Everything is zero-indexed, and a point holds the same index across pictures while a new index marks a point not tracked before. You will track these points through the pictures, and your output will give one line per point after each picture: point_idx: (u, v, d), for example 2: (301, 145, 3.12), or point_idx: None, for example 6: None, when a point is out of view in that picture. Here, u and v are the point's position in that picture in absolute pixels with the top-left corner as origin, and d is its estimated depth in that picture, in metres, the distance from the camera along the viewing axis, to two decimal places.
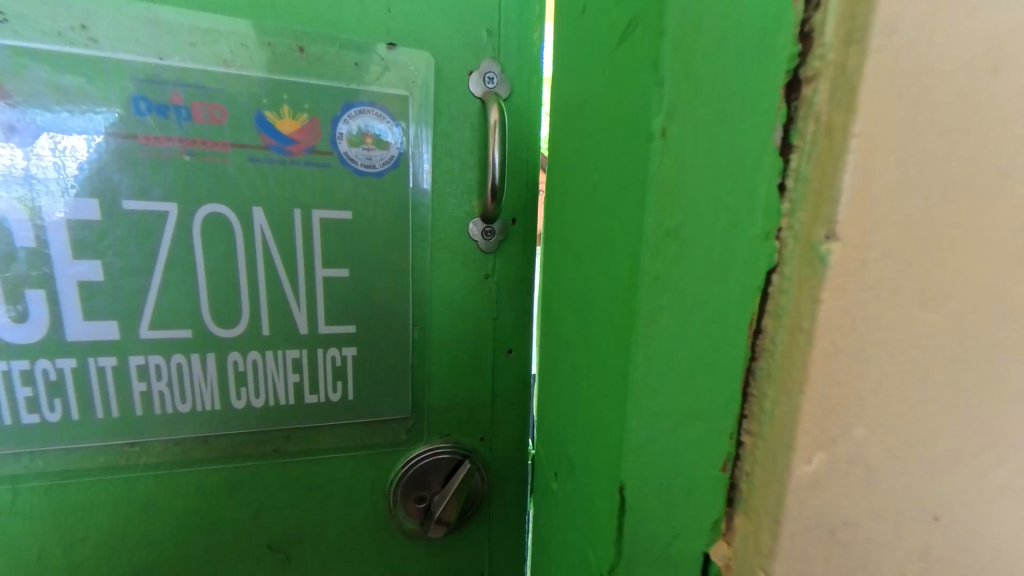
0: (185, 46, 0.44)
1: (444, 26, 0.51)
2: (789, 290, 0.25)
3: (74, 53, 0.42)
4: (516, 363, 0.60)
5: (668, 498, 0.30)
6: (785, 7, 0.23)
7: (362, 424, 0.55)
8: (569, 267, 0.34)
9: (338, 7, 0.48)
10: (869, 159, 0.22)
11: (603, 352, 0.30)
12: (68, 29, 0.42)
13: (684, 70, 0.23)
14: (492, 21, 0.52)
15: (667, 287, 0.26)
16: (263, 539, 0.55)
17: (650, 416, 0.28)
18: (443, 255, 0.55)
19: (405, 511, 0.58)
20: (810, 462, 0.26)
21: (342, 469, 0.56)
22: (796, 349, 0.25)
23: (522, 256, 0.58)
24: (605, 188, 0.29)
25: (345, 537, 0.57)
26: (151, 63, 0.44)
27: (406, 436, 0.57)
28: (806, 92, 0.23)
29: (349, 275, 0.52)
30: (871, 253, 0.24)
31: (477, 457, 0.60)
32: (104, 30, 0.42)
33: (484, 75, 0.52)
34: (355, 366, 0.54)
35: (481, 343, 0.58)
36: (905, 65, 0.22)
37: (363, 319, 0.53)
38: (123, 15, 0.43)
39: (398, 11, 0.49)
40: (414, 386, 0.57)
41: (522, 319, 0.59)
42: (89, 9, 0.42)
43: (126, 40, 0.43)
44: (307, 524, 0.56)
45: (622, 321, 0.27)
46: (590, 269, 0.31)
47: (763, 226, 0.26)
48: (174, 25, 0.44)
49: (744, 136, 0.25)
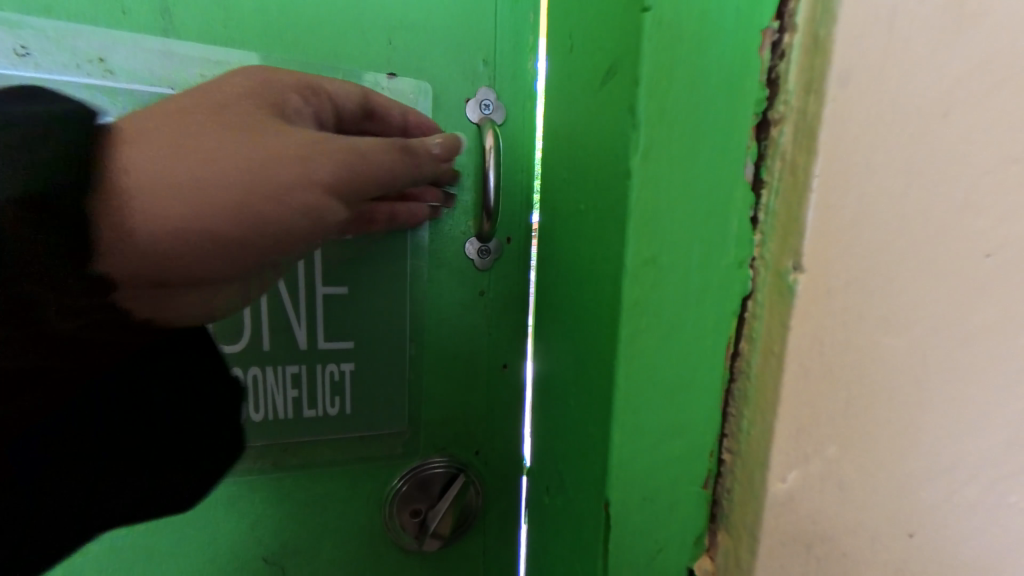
0: (197, 77, 0.47)
1: (443, 57, 0.53)
2: (762, 316, 0.27)
3: (91, 84, 0.45)
4: (511, 378, 0.61)
5: (653, 514, 0.31)
6: (752, 56, 0.25)
7: (359, 437, 0.56)
8: (558, 287, 0.36)
9: (342, 39, 0.50)
10: (830, 197, 0.24)
11: (588, 373, 0.31)
12: (86, 62, 0.44)
13: (658, 114, 0.25)
14: (488, 51, 0.54)
15: (646, 312, 0.27)
16: (259, 551, 0.55)
17: (633, 434, 0.29)
18: (440, 272, 0.57)
19: (399, 525, 0.58)
20: (784, 480, 0.27)
21: (337, 483, 0.57)
22: (769, 371, 0.27)
23: (517, 273, 0.59)
24: (589, 215, 0.30)
25: (340, 551, 0.58)
26: (164, 93, 0.46)
27: (403, 449, 0.58)
28: (773, 133, 0.26)
29: (348, 293, 0.54)
30: (835, 282, 0.25)
31: (472, 471, 0.61)
32: (120, 63, 0.45)
33: (480, 102, 0.55)
34: (353, 380, 0.55)
35: (476, 358, 0.59)
36: (861, 111, 0.24)
37: (361, 334, 0.55)
38: (140, 48, 0.45)
39: (399, 43, 0.52)
40: (411, 401, 0.58)
41: (517, 334, 0.61)
42: (107, 44, 0.44)
43: (141, 72, 0.46)
44: (302, 537, 0.56)
45: (606, 344, 0.29)
46: (577, 293, 0.32)
47: (736, 256, 0.27)
48: (185, 57, 0.46)
49: (716, 171, 0.26)
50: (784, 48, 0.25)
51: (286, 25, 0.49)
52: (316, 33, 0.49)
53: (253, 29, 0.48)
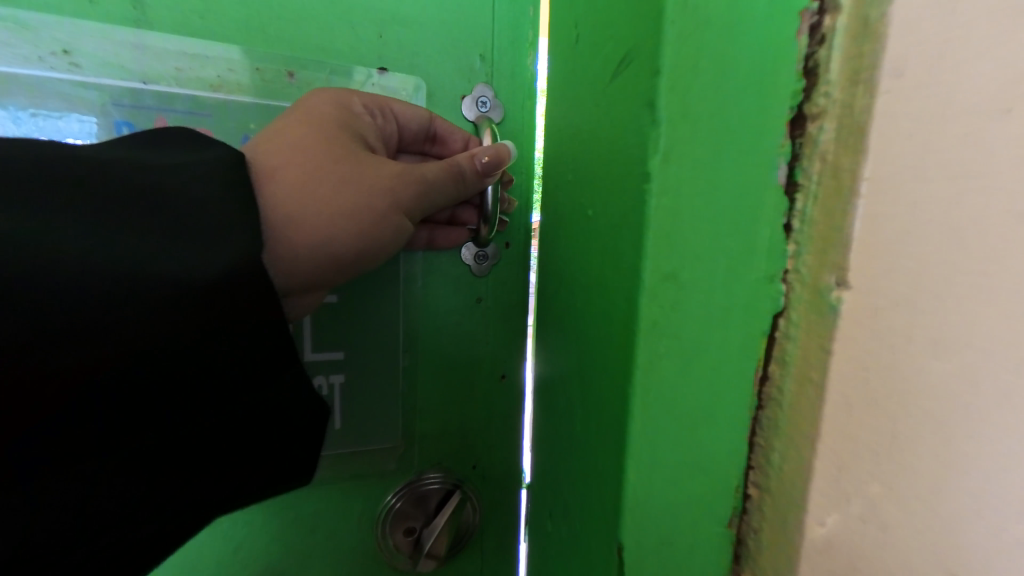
0: (171, 71, 0.43)
1: (436, 51, 0.50)
2: (795, 337, 0.24)
3: (55, 78, 0.41)
4: (510, 389, 0.58)
5: (671, 559, 0.28)
6: (789, 42, 0.22)
7: (349, 453, 0.53)
8: (565, 298, 0.33)
9: (328, 33, 0.47)
10: (879, 205, 0.21)
11: (599, 397, 0.28)
12: (49, 54, 0.41)
13: (680, 110, 0.22)
14: (487, 46, 0.51)
15: (665, 333, 0.24)
16: (243, 573, 0.52)
17: (649, 470, 0.26)
18: (435, 278, 0.53)
19: (393, 544, 0.55)
20: (822, 523, 0.24)
21: (326, 501, 0.53)
22: (806, 400, 0.24)
23: (518, 278, 0.56)
24: (598, 223, 0.27)
25: (330, 572, 0.54)
26: (136, 89, 0.43)
27: (395, 465, 0.54)
28: (811, 129, 0.23)
29: (337, 300, 0.50)
30: (881, 301, 0.22)
31: (468, 488, 0.57)
32: (87, 56, 0.41)
33: (476, 99, 0.52)
34: (343, 392, 0.52)
35: (473, 368, 0.56)
36: (916, 105, 0.20)
37: (352, 344, 0.51)
38: (109, 40, 0.42)
39: (390, 37, 0.48)
40: (404, 414, 0.54)
41: (516, 343, 0.57)
42: (73, 35, 0.41)
43: (111, 65, 0.42)
44: (289, 557, 0.53)
45: (619, 368, 0.25)
46: (586, 306, 0.29)
47: (767, 270, 0.24)
48: (160, 50, 0.43)
49: (744, 174, 0.23)
50: (825, 32, 0.22)
51: (269, 18, 0.45)
52: (300, 25, 0.46)
53: (233, 20, 0.44)
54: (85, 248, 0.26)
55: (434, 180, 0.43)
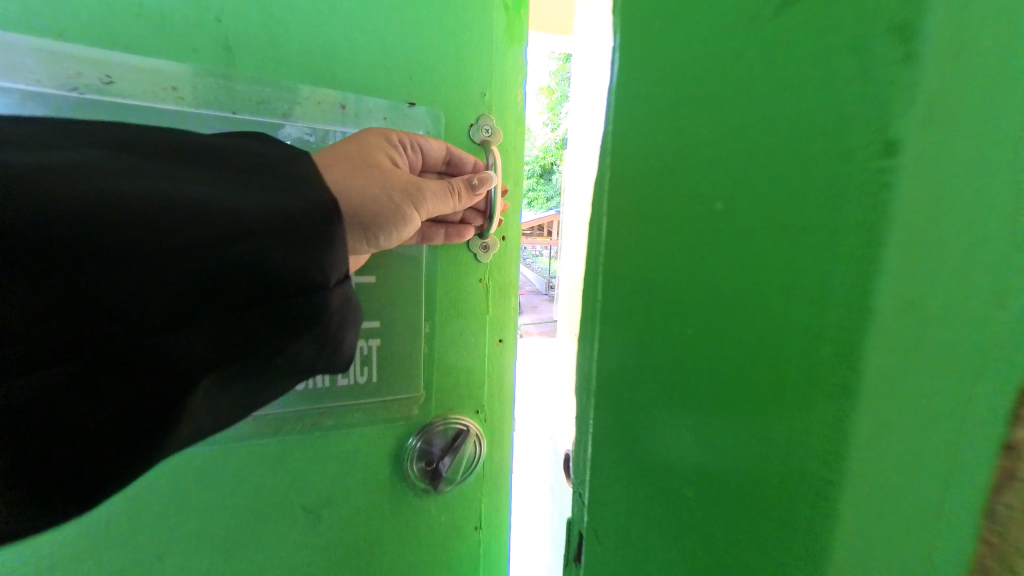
0: (254, 104, 0.51)
1: (451, 87, 0.59)
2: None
3: (166, 108, 0.48)
4: (506, 350, 0.67)
5: None
6: None
7: (382, 401, 0.60)
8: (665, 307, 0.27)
9: (368, 73, 0.55)
10: None
11: (734, 417, 0.25)
12: (162, 90, 0.47)
13: (909, 82, 0.18)
14: (489, 84, 0.61)
15: (842, 348, 0.21)
16: (299, 499, 0.57)
17: (817, 498, 0.23)
18: (447, 260, 0.61)
19: (409, 476, 0.63)
20: None
21: (367, 441, 0.60)
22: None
23: (515, 263, 0.67)
24: (739, 217, 0.23)
25: (370, 502, 0.61)
26: (227, 116, 0.50)
27: (421, 410, 0.63)
28: None
29: (374, 281, 0.58)
30: None
31: (473, 431, 0.66)
32: (193, 91, 0.48)
33: (480, 127, 0.62)
34: (378, 353, 0.59)
35: (477, 333, 0.65)
36: None
37: (383, 314, 0.59)
38: (210, 78, 0.49)
39: (414, 78, 0.57)
40: (426, 371, 0.62)
41: (511, 313, 0.67)
42: (178, 74, 0.48)
43: (212, 99, 0.49)
44: (335, 488, 0.59)
45: (776, 385, 0.23)
46: (711, 318, 0.25)
47: (998, 281, 0.18)
48: (248, 89, 0.50)
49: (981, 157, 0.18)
50: None
51: (320, 58, 0.53)
52: (345, 65, 0.54)
53: (299, 60, 0.52)
54: (153, 200, 0.32)
55: (430, 189, 0.52)
